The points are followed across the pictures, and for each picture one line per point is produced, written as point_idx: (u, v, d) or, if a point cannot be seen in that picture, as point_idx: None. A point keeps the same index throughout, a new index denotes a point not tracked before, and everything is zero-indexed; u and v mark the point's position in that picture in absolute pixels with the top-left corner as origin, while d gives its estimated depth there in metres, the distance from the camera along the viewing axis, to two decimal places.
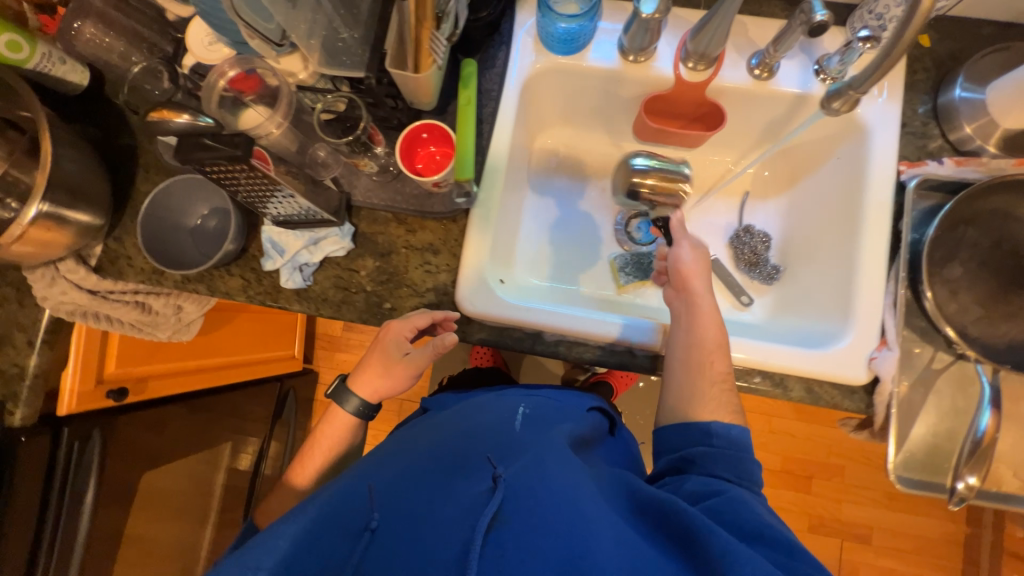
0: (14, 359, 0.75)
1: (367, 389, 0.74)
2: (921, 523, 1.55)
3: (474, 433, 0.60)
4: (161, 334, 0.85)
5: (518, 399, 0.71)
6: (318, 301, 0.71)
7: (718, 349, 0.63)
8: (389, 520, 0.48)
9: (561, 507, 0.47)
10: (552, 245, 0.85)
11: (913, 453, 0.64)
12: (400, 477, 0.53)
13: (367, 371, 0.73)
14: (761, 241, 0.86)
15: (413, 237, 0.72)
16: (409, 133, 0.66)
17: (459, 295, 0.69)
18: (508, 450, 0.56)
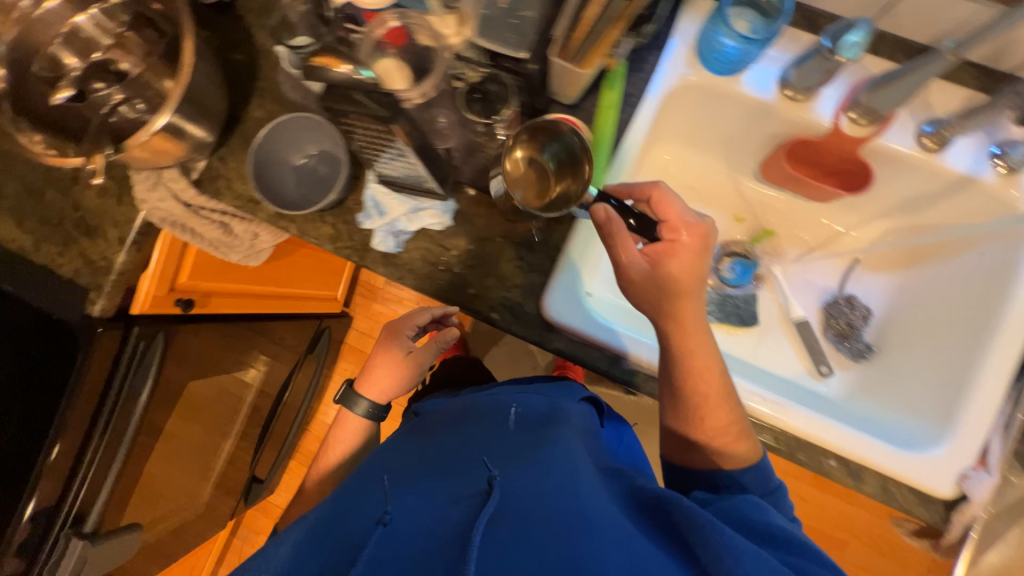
0: (103, 252, 0.77)
1: (375, 392, 0.98)
2: None
3: (475, 445, 0.63)
4: (233, 256, 0.86)
5: (514, 405, 0.74)
6: (403, 270, 0.70)
7: (721, 397, 0.61)
8: (401, 516, 0.51)
9: (551, 498, 0.49)
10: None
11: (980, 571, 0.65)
12: (414, 487, 0.56)
13: (377, 376, 0.97)
14: (859, 315, 0.81)
15: (512, 229, 0.69)
16: (544, 125, 0.62)
17: (547, 296, 0.67)
18: (506, 456, 0.59)
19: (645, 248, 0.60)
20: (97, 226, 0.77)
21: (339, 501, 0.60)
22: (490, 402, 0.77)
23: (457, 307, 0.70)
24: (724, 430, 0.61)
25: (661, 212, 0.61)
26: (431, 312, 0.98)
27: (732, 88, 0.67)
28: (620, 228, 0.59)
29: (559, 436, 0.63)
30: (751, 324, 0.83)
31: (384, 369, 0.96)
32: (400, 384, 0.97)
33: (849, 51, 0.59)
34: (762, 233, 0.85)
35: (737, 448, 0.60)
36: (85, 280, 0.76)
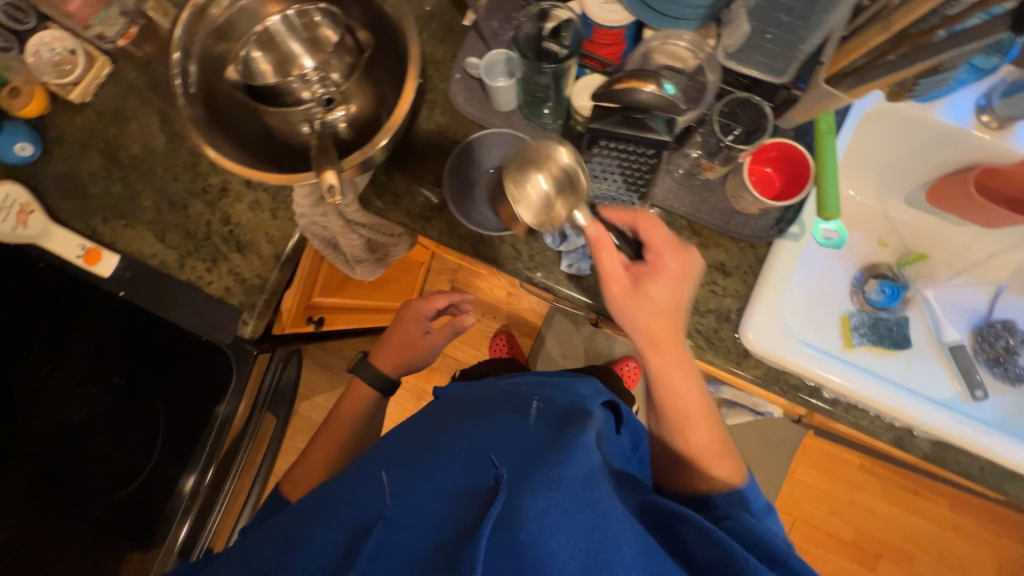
0: (256, 270, 0.72)
1: (388, 363, 0.96)
2: None
3: (493, 432, 0.58)
4: (354, 271, 0.85)
5: (541, 389, 0.67)
6: (591, 293, 0.68)
7: (705, 423, 0.65)
8: (404, 532, 0.49)
9: (556, 516, 0.43)
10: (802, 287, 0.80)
11: None
12: (427, 482, 0.54)
13: (392, 348, 0.96)
14: (1017, 340, 0.81)
15: (705, 252, 0.67)
16: (776, 148, 0.61)
17: (746, 322, 0.65)
18: (517, 449, 0.53)
19: (629, 265, 0.60)
20: (249, 241, 0.72)
21: (353, 491, 0.58)
22: (526, 381, 0.70)
23: None
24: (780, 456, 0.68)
25: (644, 234, 0.60)
26: (446, 296, 0.93)
27: (927, 115, 0.68)
28: (611, 243, 0.58)
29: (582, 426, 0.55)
30: (904, 347, 0.81)
31: (399, 343, 0.95)
32: (413, 364, 0.96)
33: None
34: (913, 257, 0.85)
35: (716, 469, 0.64)
36: (237, 299, 0.71)
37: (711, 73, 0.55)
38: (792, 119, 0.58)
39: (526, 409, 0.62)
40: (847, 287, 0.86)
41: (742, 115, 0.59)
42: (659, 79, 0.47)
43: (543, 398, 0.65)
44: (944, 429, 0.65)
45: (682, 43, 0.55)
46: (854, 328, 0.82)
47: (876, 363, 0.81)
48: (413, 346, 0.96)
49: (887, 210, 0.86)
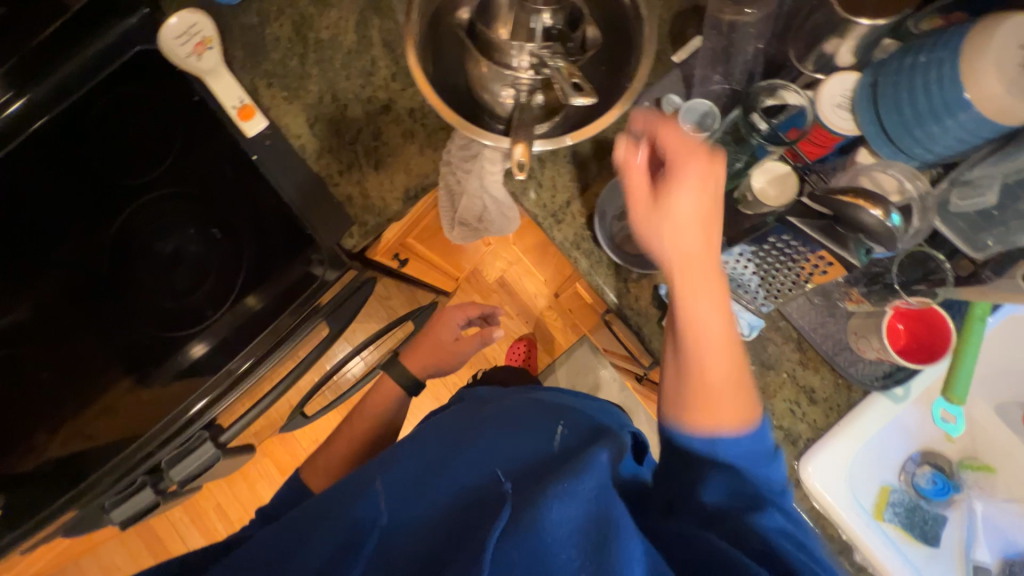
0: (381, 193, 0.73)
1: (420, 364, 1.00)
2: None
3: (504, 446, 0.55)
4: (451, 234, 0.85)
5: (567, 412, 0.61)
6: None
7: (726, 353, 0.45)
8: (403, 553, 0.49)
9: (564, 532, 0.41)
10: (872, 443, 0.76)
11: None
12: (432, 488, 0.53)
13: (423, 350, 1.01)
14: None
15: (802, 372, 0.66)
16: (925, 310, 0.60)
17: (810, 452, 0.65)
18: (521, 472, 0.51)
19: (629, 153, 0.44)
20: (389, 165, 0.73)
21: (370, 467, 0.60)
22: (547, 395, 0.67)
23: None
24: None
25: (662, 140, 0.44)
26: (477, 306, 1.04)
27: None
28: (638, 169, 0.44)
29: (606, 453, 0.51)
30: (932, 543, 0.78)
31: (431, 346, 1.01)
32: (444, 368, 1.02)
33: None
34: (975, 464, 0.82)
35: (729, 398, 0.45)
36: (352, 212, 0.73)
37: (917, 218, 0.53)
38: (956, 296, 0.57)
39: (547, 429, 0.57)
40: (903, 461, 0.81)
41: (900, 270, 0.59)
42: (887, 206, 0.49)
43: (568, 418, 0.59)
44: None
45: (900, 178, 0.53)
46: (892, 503, 0.79)
47: (906, 551, 0.77)
48: (443, 352, 1.03)
49: (974, 413, 0.82)
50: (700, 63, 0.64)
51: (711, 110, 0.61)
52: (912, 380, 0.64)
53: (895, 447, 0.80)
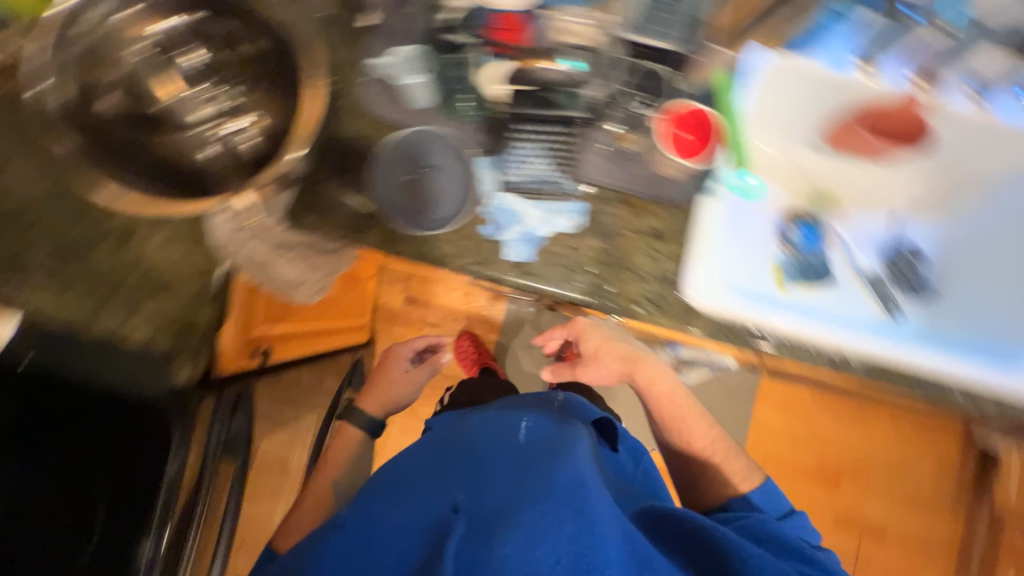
0: (184, 311, 0.67)
1: (375, 402, 1.14)
2: (928, 525, 1.74)
3: (485, 460, 0.80)
4: (297, 297, 0.83)
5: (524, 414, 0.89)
6: (539, 280, 0.68)
7: (700, 421, 1.00)
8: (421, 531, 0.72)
9: (547, 529, 0.65)
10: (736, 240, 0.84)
11: None
12: (429, 490, 0.77)
13: (376, 391, 1.15)
14: (915, 260, 0.91)
15: (639, 222, 0.70)
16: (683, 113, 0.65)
17: (684, 280, 0.70)
18: (500, 463, 0.79)
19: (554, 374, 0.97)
20: (169, 282, 0.67)
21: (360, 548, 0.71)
22: (506, 407, 0.96)
23: (599, 307, 0.69)
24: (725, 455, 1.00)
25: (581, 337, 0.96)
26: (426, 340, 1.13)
27: None
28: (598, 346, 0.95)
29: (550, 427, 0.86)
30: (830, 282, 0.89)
31: (386, 382, 1.16)
32: (394, 401, 1.15)
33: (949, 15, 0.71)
34: (823, 198, 0.93)
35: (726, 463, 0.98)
36: (167, 345, 0.66)
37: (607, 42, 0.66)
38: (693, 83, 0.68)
39: (513, 429, 0.85)
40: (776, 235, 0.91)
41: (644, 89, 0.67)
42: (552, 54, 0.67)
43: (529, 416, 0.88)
44: (871, 349, 0.73)
45: (572, 20, 0.66)
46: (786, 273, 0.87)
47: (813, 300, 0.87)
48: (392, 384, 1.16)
49: (796, 162, 0.92)
50: (387, 39, 0.68)
51: (414, 51, 0.67)
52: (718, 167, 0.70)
53: (762, 228, 0.88)
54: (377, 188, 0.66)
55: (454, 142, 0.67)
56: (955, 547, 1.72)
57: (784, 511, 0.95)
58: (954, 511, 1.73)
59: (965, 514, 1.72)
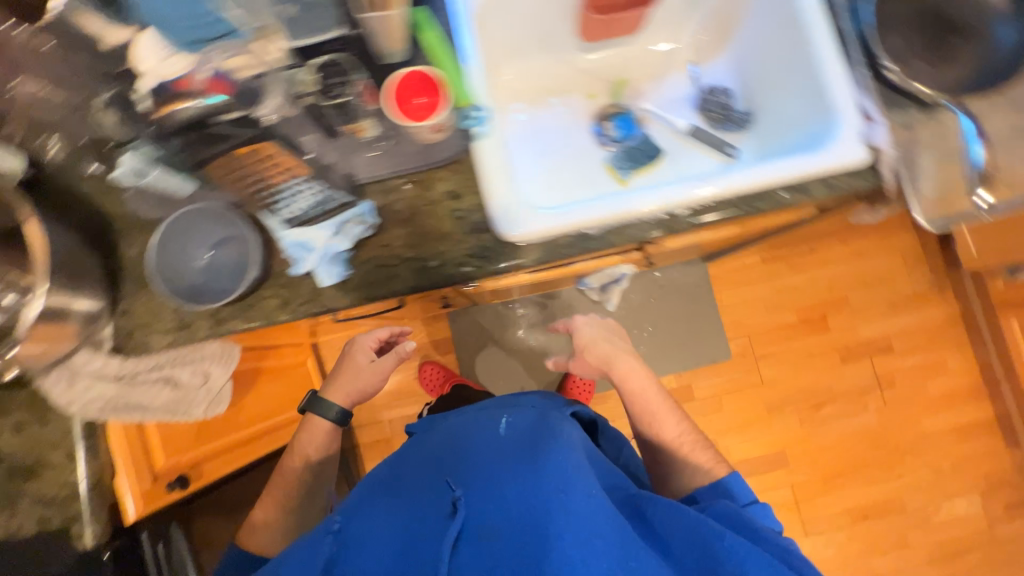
0: (59, 481, 0.68)
1: (340, 396, 0.96)
2: (927, 315, 1.75)
3: (469, 454, 0.70)
4: (196, 410, 0.87)
5: (500, 408, 0.81)
6: (364, 288, 0.70)
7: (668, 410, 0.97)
8: (388, 530, 0.63)
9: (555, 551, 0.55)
10: (552, 167, 0.92)
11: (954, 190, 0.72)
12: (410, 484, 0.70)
13: (340, 381, 0.97)
14: (724, 97, 0.93)
15: (430, 193, 0.72)
16: (399, 81, 0.65)
17: (495, 223, 0.70)
18: (493, 480, 0.64)
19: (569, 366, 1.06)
20: (34, 462, 0.67)
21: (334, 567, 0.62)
22: (494, 406, 0.82)
23: (432, 286, 0.71)
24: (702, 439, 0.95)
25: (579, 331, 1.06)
26: (388, 328, 0.99)
27: None
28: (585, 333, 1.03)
29: (542, 431, 0.71)
30: (660, 154, 0.93)
31: (345, 374, 0.97)
32: (365, 392, 0.97)
33: None
34: (617, 85, 0.96)
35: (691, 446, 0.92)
36: (57, 520, 0.68)
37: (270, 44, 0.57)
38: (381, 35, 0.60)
39: (494, 421, 0.77)
40: (593, 139, 0.95)
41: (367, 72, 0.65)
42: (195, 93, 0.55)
43: (512, 412, 0.79)
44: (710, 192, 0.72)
45: (228, 55, 0.55)
46: (617, 167, 0.93)
47: (647, 181, 0.92)
48: (360, 377, 0.97)
49: (578, 67, 0.96)
50: None
51: (130, 156, 0.65)
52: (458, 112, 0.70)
53: (575, 142, 0.95)
54: (166, 293, 0.66)
55: (215, 208, 0.67)
56: (958, 322, 1.75)
57: (748, 501, 0.84)
58: (940, 292, 1.76)
59: (950, 289, 1.75)
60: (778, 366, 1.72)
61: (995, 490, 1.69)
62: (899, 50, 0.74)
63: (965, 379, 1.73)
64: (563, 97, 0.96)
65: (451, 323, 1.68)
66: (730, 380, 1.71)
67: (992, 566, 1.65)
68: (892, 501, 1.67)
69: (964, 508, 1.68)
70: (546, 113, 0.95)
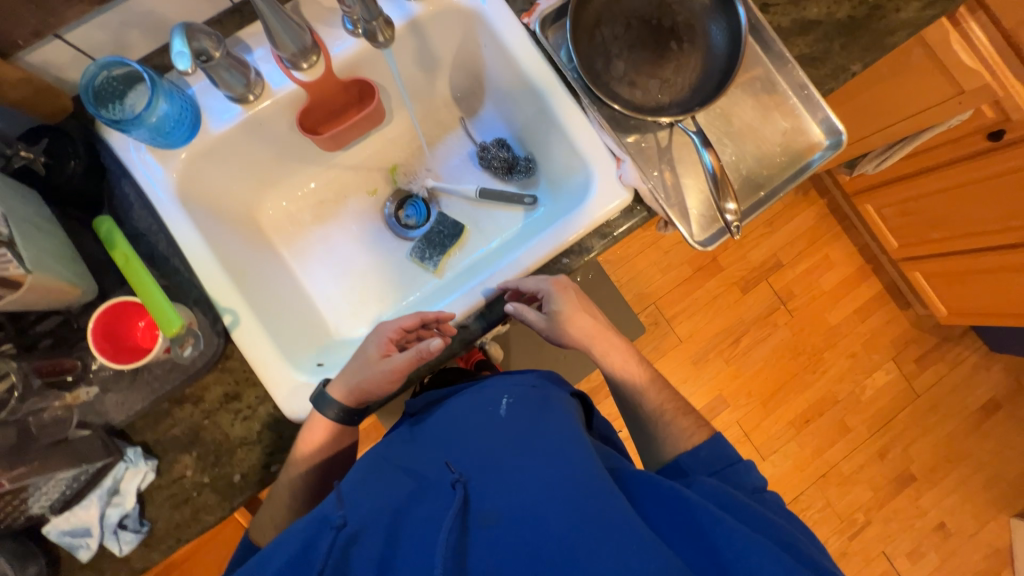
0: None
1: (342, 387, 0.63)
2: (802, 220, 1.84)
3: (461, 434, 0.61)
4: None
5: (501, 385, 0.67)
6: (173, 534, 0.63)
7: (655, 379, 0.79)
8: (376, 509, 0.52)
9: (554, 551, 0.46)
10: (358, 286, 0.85)
11: (704, 206, 0.73)
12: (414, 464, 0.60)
13: (351, 368, 0.64)
14: (500, 147, 0.88)
15: (205, 403, 0.65)
16: (98, 326, 0.58)
17: (286, 411, 0.65)
18: (498, 464, 0.55)
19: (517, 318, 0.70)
20: None
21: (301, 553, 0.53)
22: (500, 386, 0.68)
23: (246, 499, 0.65)
24: (671, 412, 0.76)
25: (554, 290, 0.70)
26: (416, 314, 0.65)
27: (209, 138, 0.68)
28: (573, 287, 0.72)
29: (547, 418, 0.61)
30: (462, 229, 0.87)
31: (355, 367, 0.64)
32: (370, 398, 0.64)
33: (182, 61, 0.57)
34: (391, 172, 0.90)
35: None
36: None
37: None
38: (22, 304, 0.51)
39: (490, 405, 0.64)
40: (392, 235, 0.89)
41: (32, 356, 0.59)
42: None
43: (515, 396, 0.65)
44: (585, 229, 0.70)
45: None
46: (423, 259, 0.85)
47: (460, 262, 0.87)
48: (375, 378, 0.62)
49: (345, 166, 0.88)
50: None
51: None
52: (189, 311, 0.63)
53: (375, 245, 0.88)
54: None
55: None
56: (831, 216, 1.85)
57: (733, 460, 0.69)
58: (807, 194, 1.85)
59: (815, 189, 1.84)
60: (690, 320, 1.77)
61: (904, 350, 1.85)
62: (624, 73, 0.72)
63: (852, 264, 1.85)
64: (343, 204, 0.88)
65: None
66: (653, 350, 1.76)
67: (921, 416, 1.83)
68: (825, 396, 1.80)
69: (885, 377, 1.83)
70: (334, 230, 0.87)
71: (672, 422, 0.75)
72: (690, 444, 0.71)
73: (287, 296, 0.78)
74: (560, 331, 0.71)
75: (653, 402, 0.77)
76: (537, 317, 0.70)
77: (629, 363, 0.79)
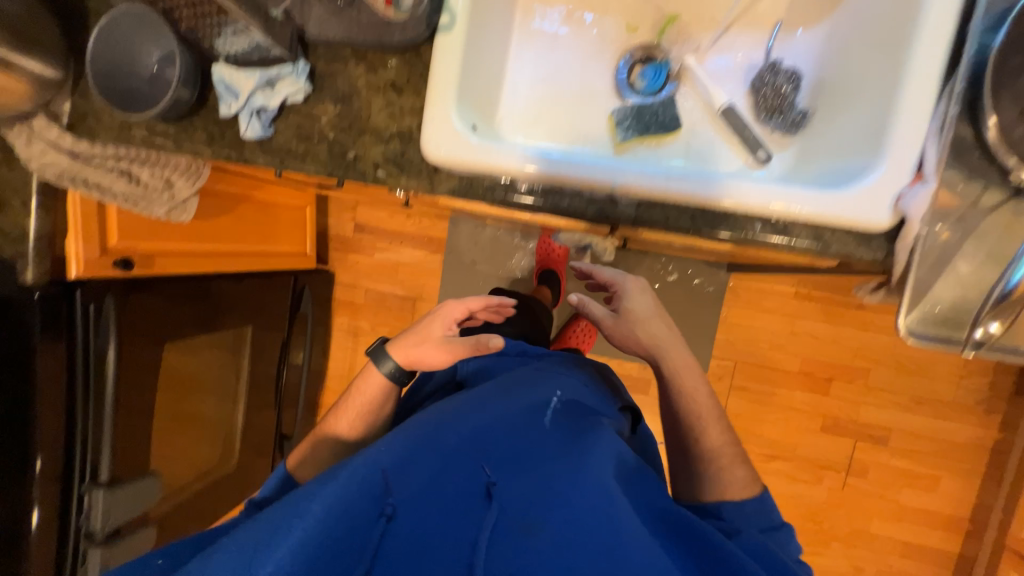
0: (15, 221, 0.80)
1: (401, 354, 0.85)
2: (951, 428, 1.50)
3: (497, 423, 0.68)
4: (157, 211, 0.94)
5: (548, 383, 0.76)
6: (280, 153, 0.67)
7: (717, 420, 0.80)
8: (403, 509, 0.62)
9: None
10: (548, 98, 0.78)
11: (965, 297, 0.56)
12: (447, 427, 0.67)
13: (408, 338, 0.86)
14: (787, 81, 0.72)
15: (374, 76, 0.66)
16: None
17: (423, 137, 0.63)
18: (526, 475, 0.65)
19: (582, 302, 0.87)
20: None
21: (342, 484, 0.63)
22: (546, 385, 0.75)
23: (343, 177, 0.67)
24: (728, 458, 0.77)
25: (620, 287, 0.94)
26: (486, 300, 0.91)
27: None
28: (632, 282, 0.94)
29: (591, 433, 0.68)
30: (676, 128, 0.76)
31: (415, 331, 0.86)
32: (414, 362, 0.85)
33: None
34: (666, 22, 0.77)
35: None
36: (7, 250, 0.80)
37: None
38: None
39: (539, 402, 0.72)
40: (610, 82, 0.79)
41: None
42: None
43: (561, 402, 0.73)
44: (810, 214, 0.56)
45: None
46: (618, 124, 0.77)
47: (648, 154, 0.77)
48: (425, 338, 0.85)
49: None
50: None
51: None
52: None
53: (588, 78, 0.79)
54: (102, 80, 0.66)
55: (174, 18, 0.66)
56: (983, 451, 1.50)
57: (776, 525, 0.73)
58: (986, 412, 1.49)
59: (999, 415, 1.48)
60: (750, 404, 1.59)
61: None
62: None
63: (952, 506, 1.53)
64: (598, 16, 0.79)
65: (450, 228, 1.64)
66: None
67: None
68: None
69: None
70: (570, 33, 0.79)
71: (726, 467, 0.76)
72: (737, 495, 0.74)
73: (493, 52, 0.73)
74: (628, 327, 0.86)
75: (712, 441, 0.78)
76: (605, 313, 0.88)
77: (698, 390, 0.82)
